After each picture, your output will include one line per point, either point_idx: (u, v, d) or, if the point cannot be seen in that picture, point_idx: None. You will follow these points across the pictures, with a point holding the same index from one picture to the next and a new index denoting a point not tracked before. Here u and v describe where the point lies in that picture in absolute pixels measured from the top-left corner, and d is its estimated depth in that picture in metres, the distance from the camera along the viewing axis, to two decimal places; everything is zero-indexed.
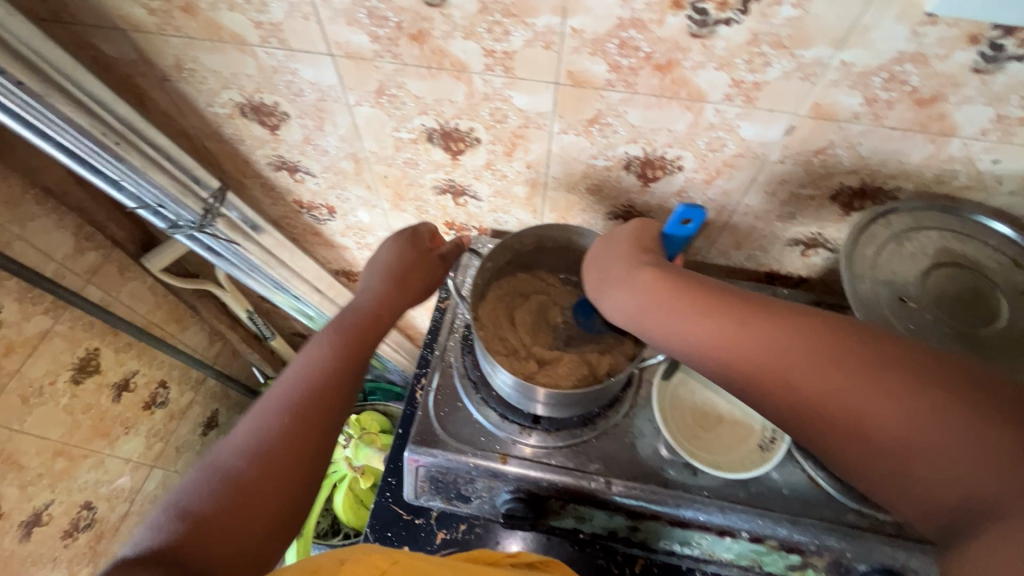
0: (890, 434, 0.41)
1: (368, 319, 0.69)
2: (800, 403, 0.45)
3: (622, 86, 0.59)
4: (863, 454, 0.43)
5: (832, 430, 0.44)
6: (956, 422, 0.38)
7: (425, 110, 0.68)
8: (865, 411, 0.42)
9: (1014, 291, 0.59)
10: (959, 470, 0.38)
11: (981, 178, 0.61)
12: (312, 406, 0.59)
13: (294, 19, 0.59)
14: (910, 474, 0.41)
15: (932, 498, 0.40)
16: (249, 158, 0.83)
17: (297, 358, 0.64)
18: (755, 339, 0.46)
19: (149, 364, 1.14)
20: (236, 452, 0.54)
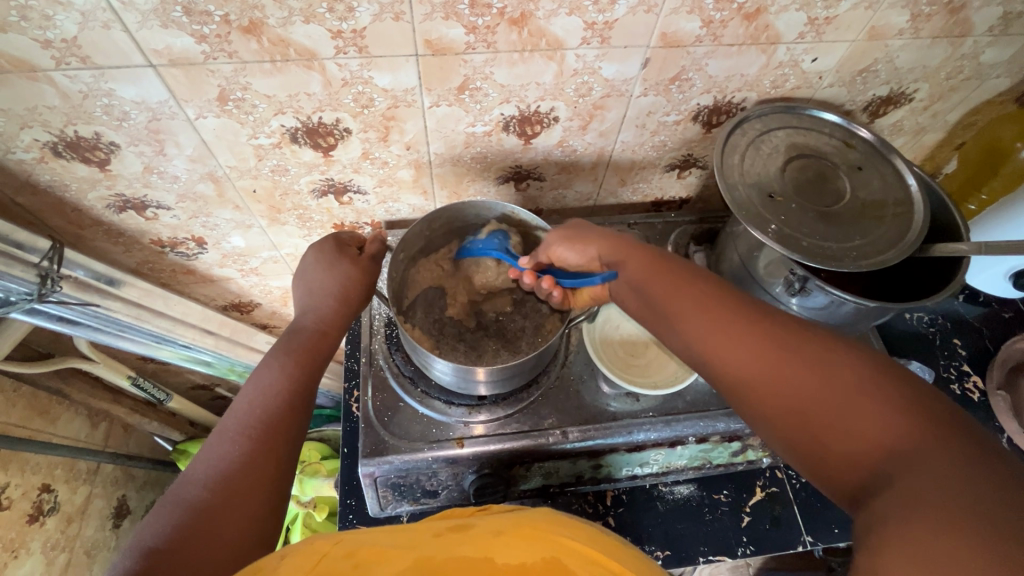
0: (819, 394, 0.43)
1: (312, 336, 0.63)
2: (743, 358, 0.47)
3: (482, 47, 0.59)
4: (792, 411, 0.44)
5: (765, 385, 0.45)
6: (878, 393, 0.41)
7: (281, 109, 0.62)
8: (798, 368, 0.44)
9: (851, 167, 0.69)
10: (875, 430, 0.40)
11: (807, 76, 0.70)
12: (276, 432, 0.54)
13: (91, 30, 0.50)
14: (830, 433, 0.42)
15: (845, 459, 0.41)
16: (82, 205, 0.71)
17: (248, 385, 0.57)
18: (693, 308, 0.52)
19: (22, 472, 0.97)
20: (202, 488, 0.48)
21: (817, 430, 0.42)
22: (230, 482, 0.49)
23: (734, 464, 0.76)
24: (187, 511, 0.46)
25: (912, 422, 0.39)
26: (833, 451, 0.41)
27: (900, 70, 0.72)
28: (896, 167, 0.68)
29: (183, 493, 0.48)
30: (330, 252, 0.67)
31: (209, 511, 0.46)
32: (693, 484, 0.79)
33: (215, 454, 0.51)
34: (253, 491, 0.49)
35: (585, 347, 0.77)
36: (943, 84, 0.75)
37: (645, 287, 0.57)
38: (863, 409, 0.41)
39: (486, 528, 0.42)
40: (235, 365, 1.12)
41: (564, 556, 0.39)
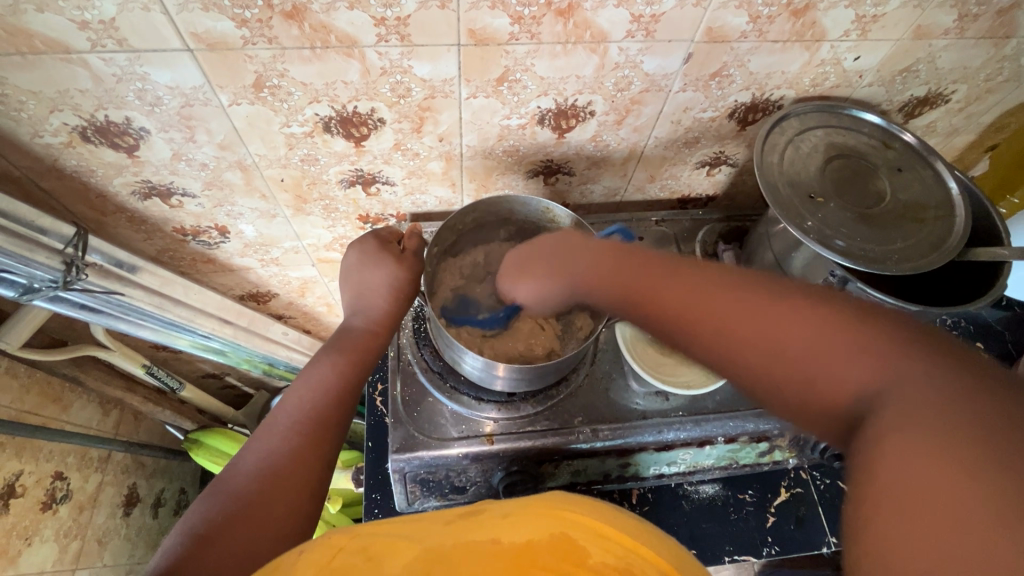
0: (789, 340, 0.39)
1: (363, 336, 0.62)
2: (709, 318, 0.44)
3: (526, 38, 0.57)
4: (764, 368, 0.41)
5: (734, 341, 0.42)
6: (849, 324, 0.38)
7: (316, 97, 0.60)
8: (766, 317, 0.41)
9: (890, 168, 0.68)
10: (853, 365, 0.37)
11: (847, 75, 0.69)
12: (324, 431, 0.53)
13: (131, 11, 0.49)
14: (808, 376, 0.38)
15: (826, 402, 0.38)
16: (107, 191, 0.69)
17: (298, 380, 0.57)
18: (651, 275, 0.51)
19: (36, 459, 0.96)
20: (249, 480, 0.47)
21: (790, 376, 0.39)
22: (277, 478, 0.48)
23: (760, 464, 0.76)
24: (234, 501, 0.46)
25: (880, 349, 0.36)
26: (814, 396, 0.38)
27: (941, 71, 0.71)
28: (936, 169, 0.68)
29: (230, 482, 0.47)
30: (373, 249, 0.66)
31: (255, 506, 0.46)
32: (718, 483, 0.78)
33: (264, 447, 0.50)
34: (298, 490, 0.48)
35: (614, 345, 0.76)
36: (981, 86, 0.74)
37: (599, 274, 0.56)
38: (834, 344, 0.38)
39: (494, 511, 0.42)
40: (250, 355, 1.11)
41: (576, 532, 0.39)
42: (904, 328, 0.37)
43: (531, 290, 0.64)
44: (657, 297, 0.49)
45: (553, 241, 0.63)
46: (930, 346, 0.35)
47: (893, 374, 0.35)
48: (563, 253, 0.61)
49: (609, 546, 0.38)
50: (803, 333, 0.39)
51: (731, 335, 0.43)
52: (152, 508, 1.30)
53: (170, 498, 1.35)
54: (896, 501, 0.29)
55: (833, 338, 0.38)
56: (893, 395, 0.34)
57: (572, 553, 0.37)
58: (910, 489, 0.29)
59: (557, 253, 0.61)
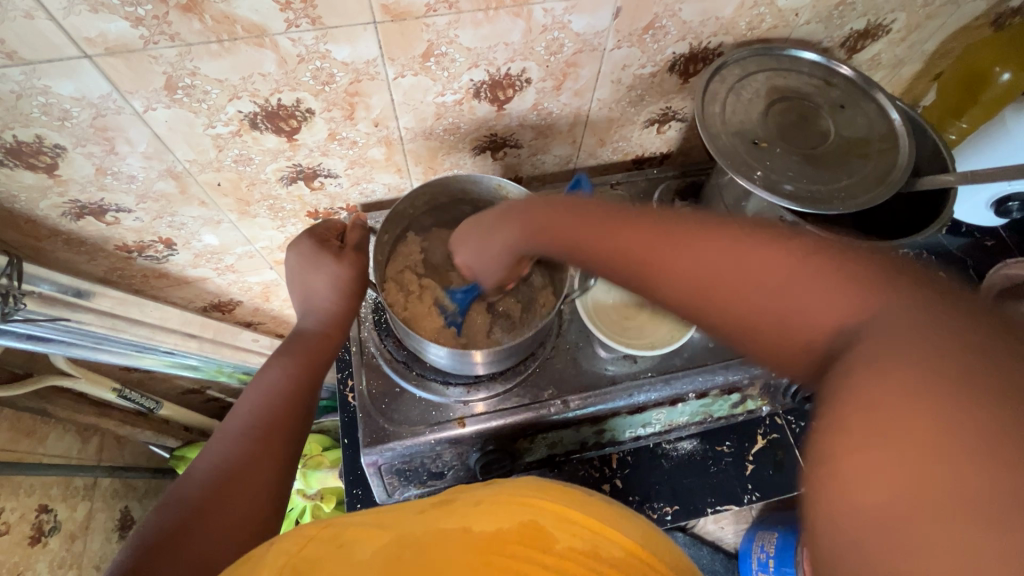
0: (772, 286, 0.37)
1: (316, 339, 0.61)
2: (695, 274, 0.40)
3: (444, 8, 0.55)
4: (749, 321, 0.38)
5: (725, 290, 0.39)
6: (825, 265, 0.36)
7: (236, 94, 0.58)
8: (749, 271, 0.38)
9: (833, 105, 0.67)
10: (835, 300, 0.34)
11: (783, 15, 0.67)
12: (278, 433, 0.52)
13: (13, 21, 0.46)
14: (783, 312, 0.36)
15: (801, 337, 0.36)
16: (35, 215, 0.66)
17: (250, 386, 0.56)
18: (600, 223, 0.48)
19: (16, 494, 0.95)
20: (201, 487, 0.46)
21: (774, 323, 0.37)
22: (229, 481, 0.47)
23: (735, 414, 0.77)
24: (183, 507, 0.44)
25: (867, 279, 0.34)
26: (791, 342, 0.36)
27: (877, 1, 0.70)
28: (879, 102, 0.67)
29: (182, 492, 0.46)
30: (310, 249, 0.63)
31: (208, 509, 0.45)
32: (696, 438, 0.79)
33: (215, 455, 0.49)
34: (252, 495, 0.47)
35: (578, 315, 0.76)
36: (920, 13, 0.73)
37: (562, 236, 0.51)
38: (813, 288, 0.35)
39: (468, 499, 0.42)
40: (223, 367, 1.09)
41: (544, 518, 0.39)
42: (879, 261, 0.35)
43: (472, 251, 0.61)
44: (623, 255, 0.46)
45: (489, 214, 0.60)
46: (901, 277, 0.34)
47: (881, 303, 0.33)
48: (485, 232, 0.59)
49: (575, 532, 0.39)
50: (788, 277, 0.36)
51: (710, 283, 0.40)
52: None
53: None
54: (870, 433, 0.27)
55: (809, 287, 0.35)
56: (880, 328, 0.32)
57: (540, 539, 0.38)
58: (877, 414, 0.28)
59: (497, 218, 0.58)
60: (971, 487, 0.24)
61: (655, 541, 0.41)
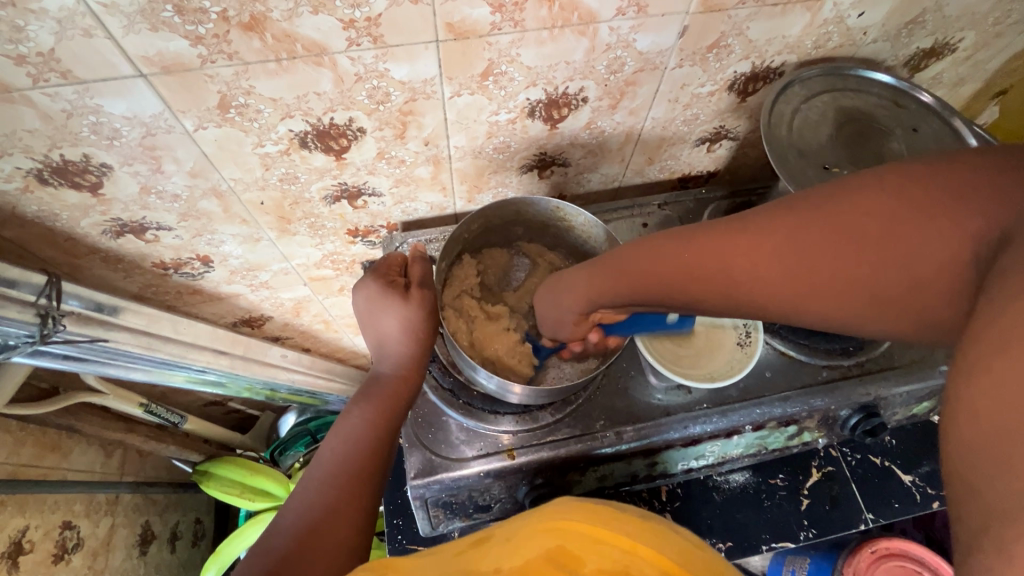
0: (873, 233, 0.35)
1: (393, 381, 0.59)
2: (773, 267, 0.40)
3: (509, 26, 0.53)
4: (851, 280, 0.36)
5: (826, 253, 0.37)
6: (929, 190, 0.34)
7: (288, 113, 0.56)
8: (836, 228, 0.37)
9: (905, 128, 0.64)
10: (946, 231, 0.33)
11: (851, 33, 0.65)
12: (362, 481, 0.49)
13: (70, 40, 0.44)
14: (903, 262, 0.35)
15: (932, 278, 0.34)
16: (75, 233, 0.64)
17: (331, 432, 0.54)
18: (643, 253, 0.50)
19: (40, 512, 0.93)
20: (287, 537, 0.43)
21: (891, 276, 0.35)
22: (316, 533, 0.44)
23: (790, 446, 0.74)
24: (272, 561, 0.41)
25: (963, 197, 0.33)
26: (921, 287, 0.34)
27: (948, 19, 0.67)
28: (953, 126, 0.63)
29: (270, 543, 0.43)
30: (377, 289, 0.61)
31: (297, 562, 0.41)
32: (748, 471, 0.76)
33: (300, 504, 0.47)
34: (338, 545, 0.44)
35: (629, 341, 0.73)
36: (990, 31, 0.70)
37: (616, 285, 0.53)
38: (920, 225, 0.34)
39: (504, 531, 0.41)
40: (251, 383, 1.07)
41: (569, 541, 0.38)
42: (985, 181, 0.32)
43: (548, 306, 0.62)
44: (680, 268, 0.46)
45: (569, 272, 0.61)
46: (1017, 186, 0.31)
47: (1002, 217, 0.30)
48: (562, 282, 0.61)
49: (597, 547, 0.38)
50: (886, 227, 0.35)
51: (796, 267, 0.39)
52: (169, 542, 1.27)
53: (185, 530, 1.32)
54: (995, 341, 0.25)
55: (918, 223, 0.34)
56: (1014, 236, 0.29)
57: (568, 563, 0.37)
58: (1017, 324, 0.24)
59: (553, 290, 0.62)
60: None
61: (692, 561, 0.38)
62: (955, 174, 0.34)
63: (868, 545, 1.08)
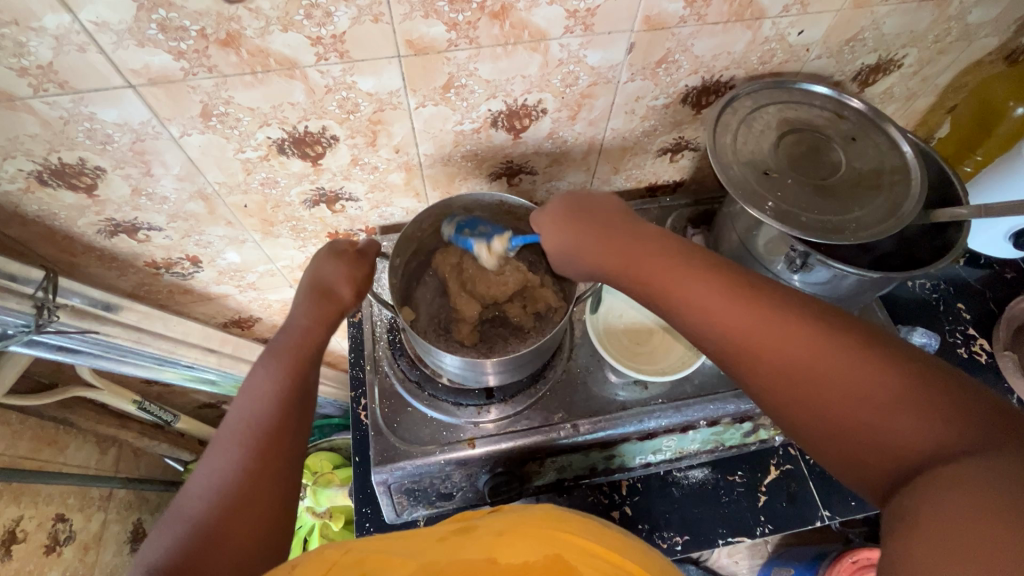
0: (877, 402, 0.41)
1: (299, 334, 0.60)
2: (773, 357, 0.46)
3: (465, 43, 0.58)
4: (829, 411, 0.43)
5: (822, 381, 0.44)
6: (936, 396, 0.40)
7: (266, 121, 0.61)
8: (846, 373, 0.43)
9: (845, 138, 0.68)
10: (928, 426, 0.39)
11: (794, 50, 0.69)
12: (271, 439, 0.52)
13: (66, 54, 0.49)
14: (881, 428, 0.41)
15: (895, 451, 0.40)
16: (72, 232, 0.70)
17: (241, 390, 0.56)
18: (664, 272, 0.54)
19: (35, 503, 0.96)
20: (200, 502, 0.48)
21: (868, 430, 0.41)
22: (228, 496, 0.48)
23: (747, 444, 0.76)
24: (186, 527, 0.46)
25: (954, 411, 0.39)
26: (885, 441, 0.41)
27: (888, 37, 0.71)
28: (890, 135, 0.68)
29: (184, 512, 0.47)
30: (327, 266, 0.67)
31: (209, 529, 0.46)
32: (707, 467, 0.78)
33: (212, 466, 0.50)
34: (250, 510, 0.49)
35: (589, 338, 0.76)
36: (932, 48, 0.74)
37: (648, 272, 0.55)
38: (918, 409, 0.40)
39: (488, 529, 0.43)
40: (240, 382, 1.11)
41: (567, 553, 0.40)
42: (979, 411, 0.39)
43: (564, 245, 0.61)
44: (674, 297, 0.53)
45: (608, 219, 0.60)
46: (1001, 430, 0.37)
47: (970, 444, 0.37)
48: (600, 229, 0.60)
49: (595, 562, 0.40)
50: (883, 398, 0.41)
51: (790, 378, 0.45)
52: None
53: None
54: (943, 531, 0.33)
55: (911, 407, 0.40)
56: (967, 461, 0.36)
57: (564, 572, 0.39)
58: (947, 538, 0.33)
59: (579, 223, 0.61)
60: None
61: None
62: (959, 389, 0.40)
63: (848, 555, 1.05)
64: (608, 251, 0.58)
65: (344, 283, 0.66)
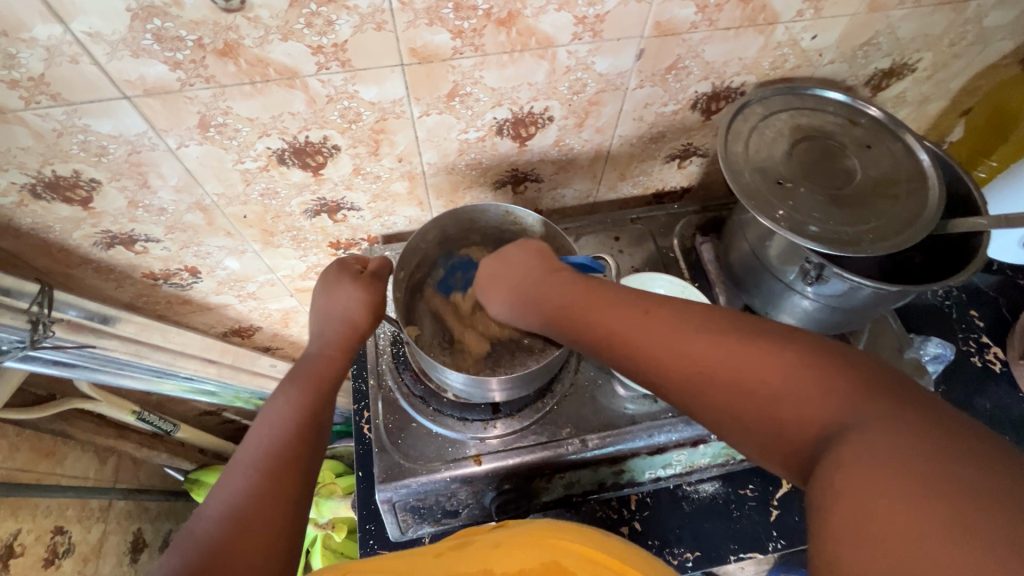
0: (763, 383, 0.38)
1: (321, 362, 0.61)
2: (661, 352, 0.43)
3: (470, 51, 0.56)
4: (724, 401, 0.39)
5: (711, 368, 0.40)
6: (818, 364, 0.37)
7: (265, 131, 0.59)
8: (730, 357, 0.40)
9: (859, 146, 0.66)
10: (820, 399, 0.36)
11: (807, 55, 0.68)
12: (289, 463, 0.51)
13: (59, 65, 0.48)
14: (774, 407, 0.37)
15: (797, 429, 0.36)
16: (68, 244, 0.68)
17: (260, 415, 0.56)
18: (570, 291, 0.54)
19: (32, 517, 0.95)
20: (212, 524, 0.46)
21: (767, 412, 0.37)
22: (243, 518, 0.46)
23: None
24: (198, 550, 0.44)
25: (841, 377, 0.36)
26: (785, 423, 0.37)
27: (902, 41, 0.69)
28: (906, 142, 0.66)
29: (196, 535, 0.45)
30: (337, 281, 0.66)
31: (221, 551, 0.44)
32: (718, 481, 0.77)
33: (228, 488, 0.49)
34: (262, 528, 0.47)
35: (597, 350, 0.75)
36: (946, 52, 0.73)
37: (563, 303, 0.54)
38: (807, 382, 0.36)
39: (483, 543, 0.42)
40: (240, 392, 1.10)
41: (562, 558, 0.39)
42: (865, 374, 0.36)
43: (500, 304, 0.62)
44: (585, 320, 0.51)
45: (529, 267, 0.60)
46: (888, 391, 0.34)
47: (861, 410, 0.34)
48: (531, 278, 0.59)
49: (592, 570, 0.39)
50: (770, 378, 0.38)
51: (678, 372, 0.42)
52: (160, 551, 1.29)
53: None
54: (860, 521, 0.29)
55: (804, 378, 0.37)
56: (861, 431, 0.32)
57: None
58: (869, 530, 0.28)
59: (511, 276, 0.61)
60: None
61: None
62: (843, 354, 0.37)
63: None
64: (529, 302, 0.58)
65: (358, 310, 0.65)
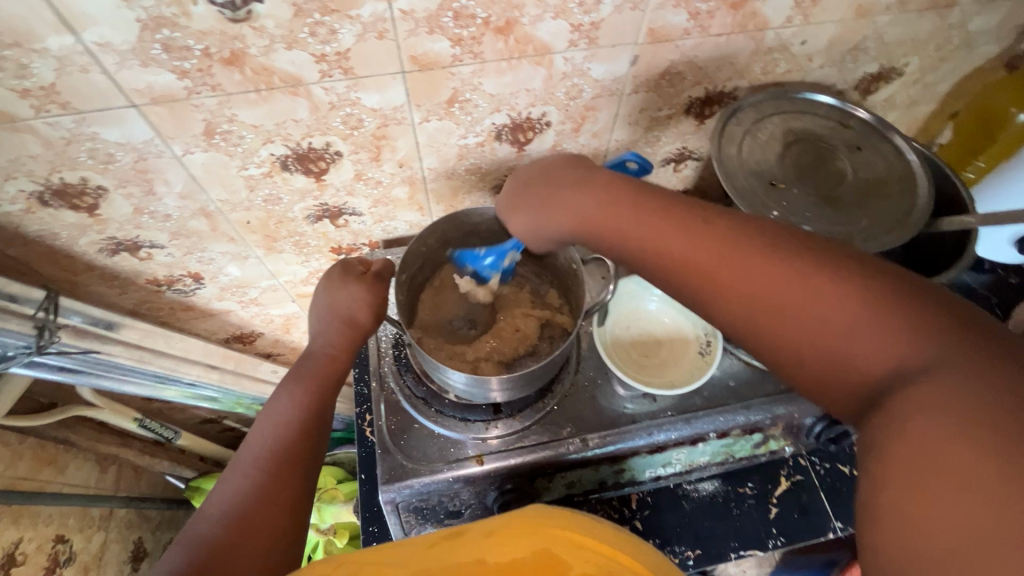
0: (831, 323, 0.41)
1: (323, 362, 0.62)
2: (731, 291, 0.45)
3: (469, 58, 0.58)
4: (790, 342, 0.43)
5: (783, 310, 0.43)
6: (891, 307, 0.39)
7: (269, 138, 0.60)
8: (801, 300, 0.42)
9: (850, 147, 0.68)
10: (886, 342, 0.39)
11: (797, 60, 0.69)
12: (289, 463, 0.52)
13: (69, 75, 0.49)
14: (844, 350, 0.41)
15: (860, 371, 0.40)
16: (73, 251, 0.69)
17: (262, 415, 0.57)
18: (623, 210, 0.52)
19: (34, 525, 0.95)
20: (213, 523, 0.47)
21: (834, 353, 0.41)
22: (243, 519, 0.47)
23: (757, 455, 0.76)
24: (199, 549, 0.45)
25: (912, 320, 0.39)
26: (854, 360, 0.40)
27: (890, 46, 0.71)
28: (895, 144, 0.68)
29: (197, 532, 0.46)
30: (336, 283, 0.66)
31: (221, 550, 0.45)
32: (718, 479, 0.77)
33: (229, 487, 0.50)
34: (264, 526, 0.48)
35: (597, 350, 0.75)
36: (933, 56, 0.75)
37: (609, 218, 0.53)
38: (878, 328, 0.39)
39: (477, 530, 0.43)
40: (242, 398, 1.10)
41: (556, 546, 0.41)
42: (936, 315, 0.38)
43: (529, 220, 0.60)
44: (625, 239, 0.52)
45: (566, 176, 0.58)
46: (958, 330, 0.37)
47: (932, 353, 0.37)
48: (563, 193, 0.57)
49: (585, 556, 0.40)
50: (842, 321, 0.40)
51: (751, 309, 0.44)
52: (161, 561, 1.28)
53: None
54: (927, 469, 0.33)
55: (874, 321, 0.39)
56: (930, 376, 0.36)
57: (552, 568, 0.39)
58: (933, 473, 0.33)
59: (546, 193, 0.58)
60: (1005, 542, 0.30)
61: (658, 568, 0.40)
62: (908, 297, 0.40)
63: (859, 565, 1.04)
64: (557, 213, 0.57)
65: (362, 309, 0.65)
